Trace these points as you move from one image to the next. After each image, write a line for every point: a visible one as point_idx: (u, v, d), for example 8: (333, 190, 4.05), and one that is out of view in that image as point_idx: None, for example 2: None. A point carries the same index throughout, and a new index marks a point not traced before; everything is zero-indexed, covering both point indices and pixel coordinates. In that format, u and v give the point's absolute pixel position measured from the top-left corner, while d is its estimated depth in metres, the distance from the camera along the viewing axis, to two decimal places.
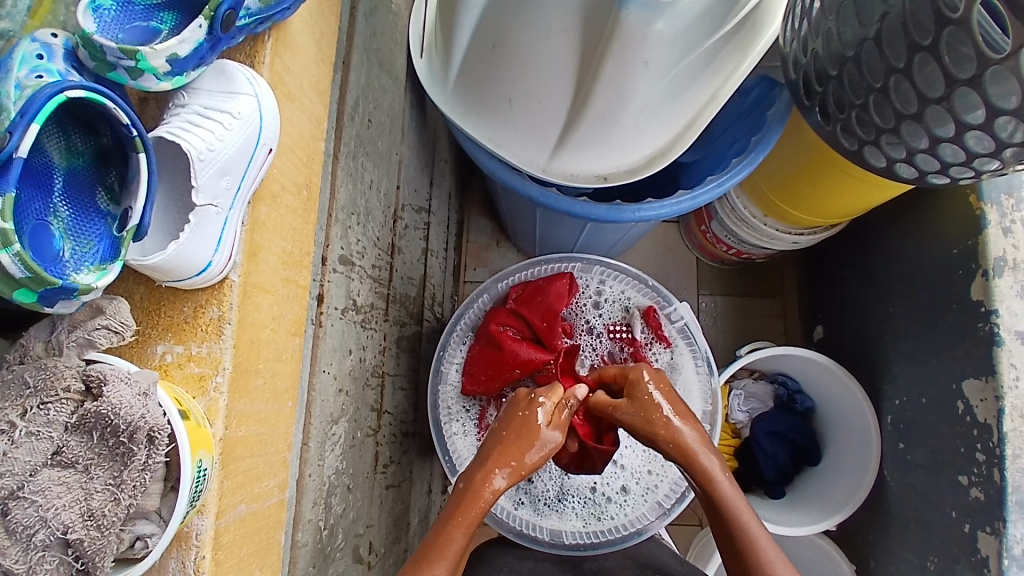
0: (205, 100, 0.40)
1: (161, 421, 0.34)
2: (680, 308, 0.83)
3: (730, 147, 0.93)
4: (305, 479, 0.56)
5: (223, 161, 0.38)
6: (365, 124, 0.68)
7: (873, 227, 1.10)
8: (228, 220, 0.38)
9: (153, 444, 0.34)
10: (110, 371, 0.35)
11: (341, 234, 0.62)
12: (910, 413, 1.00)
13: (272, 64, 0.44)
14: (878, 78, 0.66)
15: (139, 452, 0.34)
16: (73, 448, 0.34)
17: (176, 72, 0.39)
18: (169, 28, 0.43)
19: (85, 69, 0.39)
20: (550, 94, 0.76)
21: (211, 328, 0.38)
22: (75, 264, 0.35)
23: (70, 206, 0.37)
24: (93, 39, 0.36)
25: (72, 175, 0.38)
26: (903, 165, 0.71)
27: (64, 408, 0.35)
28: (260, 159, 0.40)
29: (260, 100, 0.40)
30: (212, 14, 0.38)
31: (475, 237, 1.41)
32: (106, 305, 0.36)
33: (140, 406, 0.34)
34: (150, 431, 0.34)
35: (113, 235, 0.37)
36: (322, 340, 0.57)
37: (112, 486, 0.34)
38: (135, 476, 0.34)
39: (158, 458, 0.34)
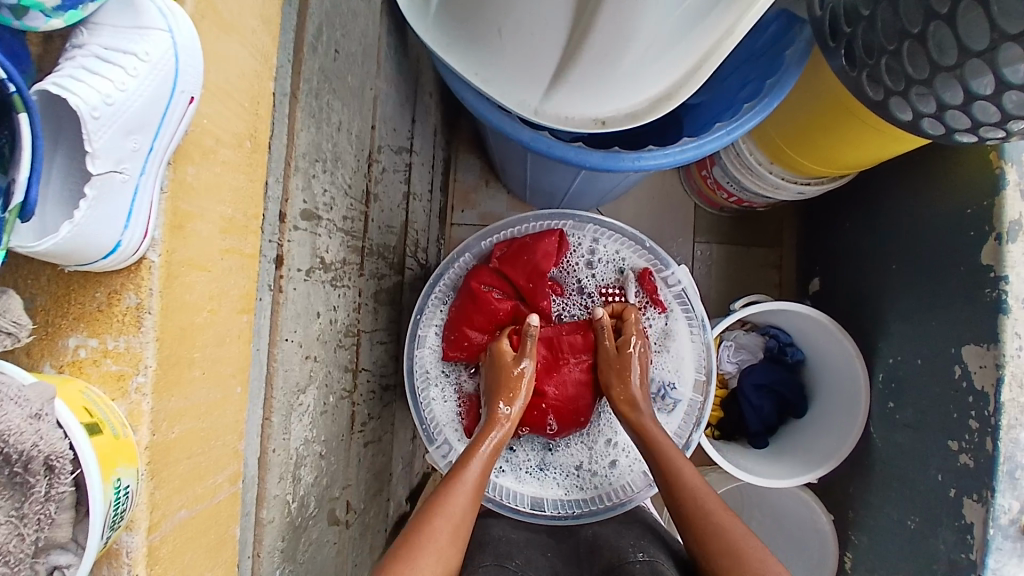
0: (107, 40, 0.32)
1: (61, 446, 0.29)
2: (677, 271, 0.78)
3: (739, 89, 0.84)
4: (269, 455, 0.52)
5: (126, 118, 0.30)
6: (332, 55, 0.60)
7: (883, 178, 1.03)
8: (140, 189, 0.31)
9: (54, 474, 0.29)
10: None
11: (304, 185, 0.55)
12: (903, 373, 0.98)
13: None
14: (916, 23, 0.58)
15: (37, 484, 0.28)
16: None
17: (69, 3, 0.31)
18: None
19: None
20: (545, 26, 0.66)
21: (129, 319, 0.32)
22: None
23: None
24: None
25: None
26: (928, 121, 0.63)
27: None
28: (178, 111, 0.32)
29: (174, 36, 0.32)
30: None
31: (463, 177, 1.33)
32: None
33: (32, 431, 0.28)
34: (48, 459, 0.28)
35: None
36: (281, 308, 0.52)
37: (13, 517, 0.28)
38: (38, 510, 0.28)
39: (63, 486, 0.29)
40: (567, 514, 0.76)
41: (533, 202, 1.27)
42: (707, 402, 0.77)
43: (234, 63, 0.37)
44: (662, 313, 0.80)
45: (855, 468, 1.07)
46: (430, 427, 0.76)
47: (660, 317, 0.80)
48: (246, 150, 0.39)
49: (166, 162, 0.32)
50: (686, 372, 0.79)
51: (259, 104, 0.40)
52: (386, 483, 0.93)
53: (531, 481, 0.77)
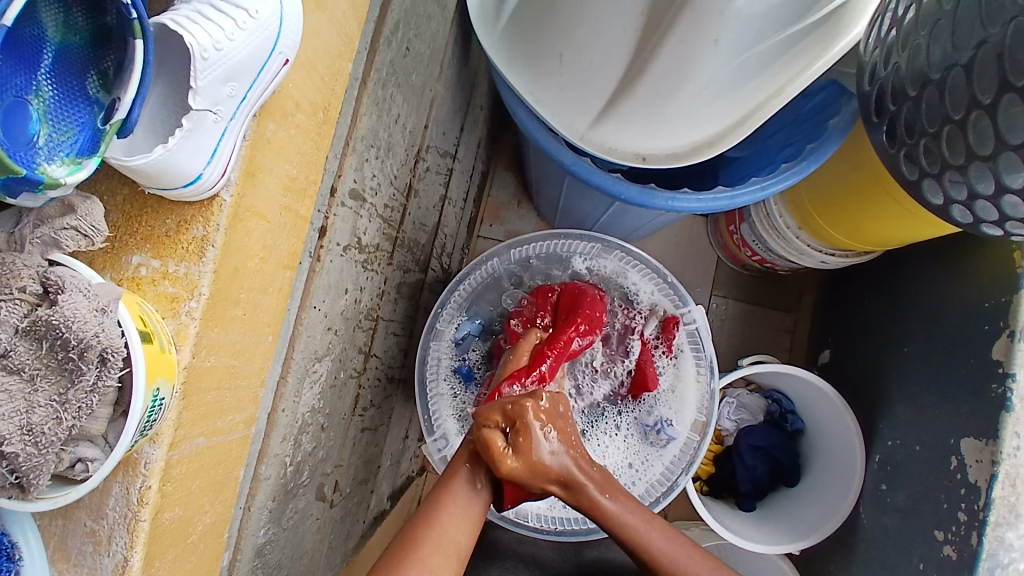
0: None
1: (117, 342, 0.31)
2: (695, 311, 0.79)
3: (781, 149, 0.87)
4: (277, 413, 0.53)
5: (229, 65, 0.32)
6: (402, 51, 0.63)
7: (906, 261, 1.05)
8: (229, 131, 0.33)
9: (106, 366, 0.31)
10: (71, 278, 0.31)
11: (356, 165, 0.58)
12: (902, 456, 0.98)
13: None
14: (958, 111, 0.61)
15: (88, 372, 0.30)
16: (21, 354, 0.30)
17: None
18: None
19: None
20: (608, 55, 0.70)
21: (193, 248, 0.34)
22: (48, 153, 0.31)
23: (54, 86, 0.32)
24: None
25: (63, 51, 0.32)
26: (959, 208, 0.66)
27: (15, 309, 0.30)
28: (273, 70, 0.34)
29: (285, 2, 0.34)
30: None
31: (497, 193, 1.37)
32: (77, 204, 0.32)
33: (95, 323, 0.30)
34: (103, 351, 0.30)
35: (95, 127, 0.33)
36: (316, 275, 0.54)
37: (55, 403, 0.30)
38: (81, 398, 0.30)
39: (109, 381, 0.31)
40: (547, 528, 0.75)
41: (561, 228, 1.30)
42: (704, 443, 0.78)
43: (324, 40, 0.41)
44: (672, 354, 0.81)
45: (840, 544, 1.06)
46: (431, 418, 0.78)
47: (671, 357, 0.81)
48: (319, 120, 0.42)
49: (252, 114, 0.35)
50: (688, 412, 0.79)
51: (335, 81, 0.44)
52: (373, 473, 0.93)
53: None
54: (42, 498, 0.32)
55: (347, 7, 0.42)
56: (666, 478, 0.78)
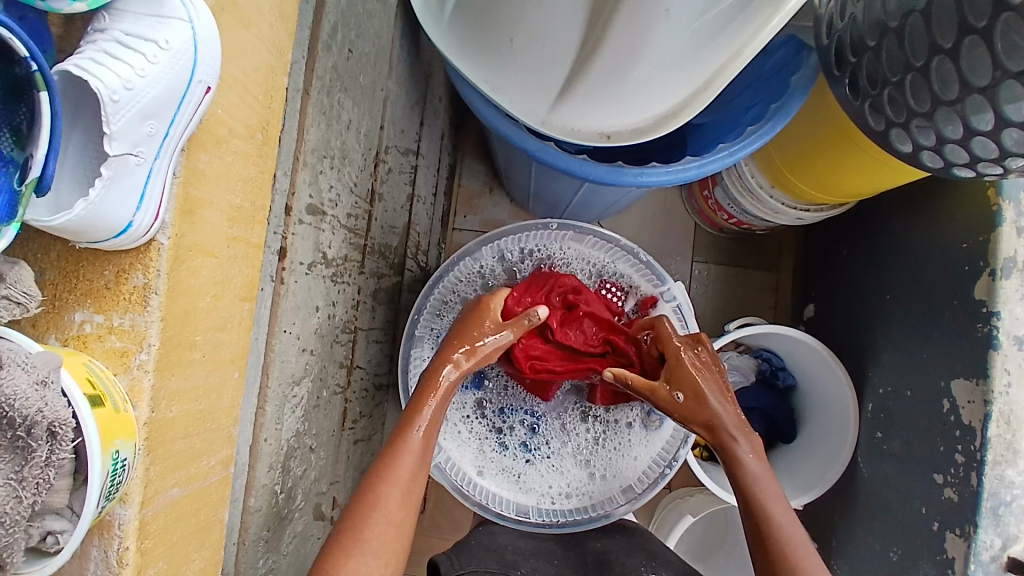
0: (128, 24, 0.31)
1: (65, 414, 0.29)
2: (673, 287, 0.79)
3: (745, 111, 0.86)
4: (260, 444, 0.52)
5: (143, 103, 0.30)
6: (346, 54, 0.61)
7: (879, 211, 1.06)
8: (155, 170, 0.31)
9: (56, 440, 0.29)
10: (4, 349, 0.29)
11: (310, 179, 0.56)
12: (895, 404, 0.99)
13: None
14: (920, 57, 0.59)
15: (39, 448, 0.29)
16: None
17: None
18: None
19: None
20: (558, 35, 0.68)
21: (136, 297, 0.32)
22: None
23: None
24: None
25: None
26: (929, 153, 0.65)
27: None
28: (195, 99, 0.32)
29: (196, 27, 0.32)
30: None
31: (467, 182, 1.34)
32: (4, 271, 0.30)
33: (38, 398, 0.28)
34: (51, 425, 0.29)
35: (11, 190, 0.30)
36: (282, 299, 0.53)
37: (13, 480, 0.29)
38: (38, 473, 0.29)
39: (62, 454, 0.30)
40: (551, 522, 0.74)
41: (537, 211, 1.28)
42: None
43: (252, 56, 0.38)
44: None
45: (841, 494, 1.08)
46: None
47: None
48: (258, 141, 0.40)
49: (180, 150, 0.32)
50: None
51: (272, 99, 0.41)
52: None
53: (520, 487, 0.76)
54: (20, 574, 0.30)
55: (272, 18, 0.40)
56: (664, 458, 0.77)
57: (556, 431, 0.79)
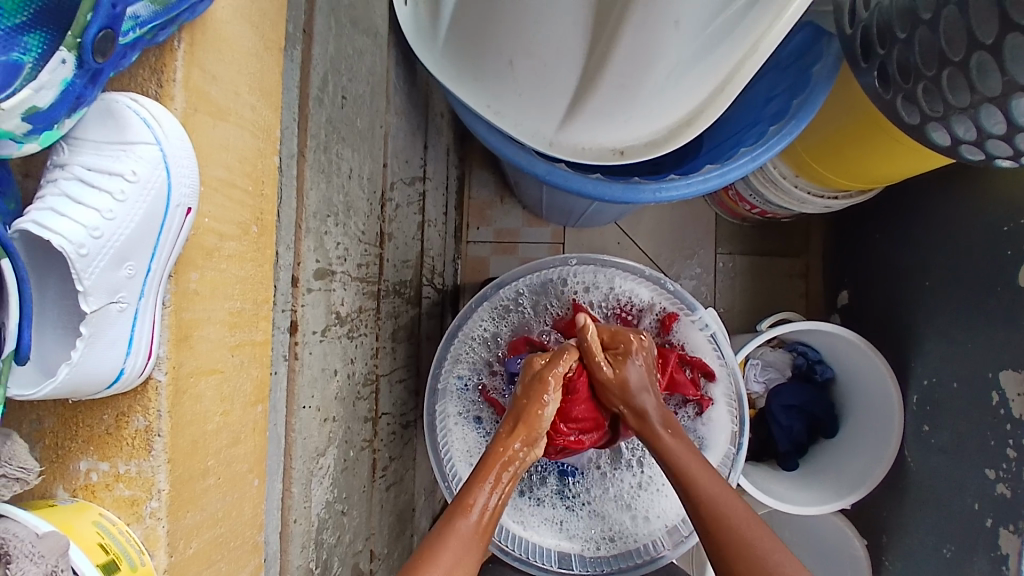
0: (90, 157, 0.35)
1: None
2: (705, 315, 0.74)
3: (765, 104, 0.80)
4: (291, 526, 0.51)
5: (116, 247, 0.33)
6: (340, 102, 0.58)
7: (913, 189, 0.99)
8: (140, 313, 0.33)
9: None
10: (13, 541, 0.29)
11: (315, 244, 0.53)
12: (940, 395, 0.93)
13: (188, 78, 0.35)
14: (957, 52, 0.54)
15: None
16: None
17: (41, 127, 0.32)
18: (34, 61, 0.30)
19: None
20: (559, 55, 0.64)
21: (139, 442, 0.33)
22: None
23: None
24: None
25: None
26: (968, 147, 0.59)
27: None
28: (176, 222, 0.34)
29: (163, 148, 0.33)
30: (77, 41, 0.30)
31: (477, 193, 1.31)
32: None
33: None
34: None
35: None
36: (297, 374, 0.50)
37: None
38: None
39: None
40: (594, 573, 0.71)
41: (552, 217, 1.24)
42: (741, 451, 0.72)
43: (234, 148, 0.39)
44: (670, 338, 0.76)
45: (890, 490, 1.02)
46: (452, 483, 0.71)
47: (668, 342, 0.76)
48: (253, 235, 0.41)
49: (169, 277, 0.34)
50: (719, 424, 0.73)
51: (262, 184, 0.42)
52: (409, 520, 0.92)
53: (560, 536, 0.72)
54: None
55: (253, 99, 0.40)
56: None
57: (596, 478, 0.74)
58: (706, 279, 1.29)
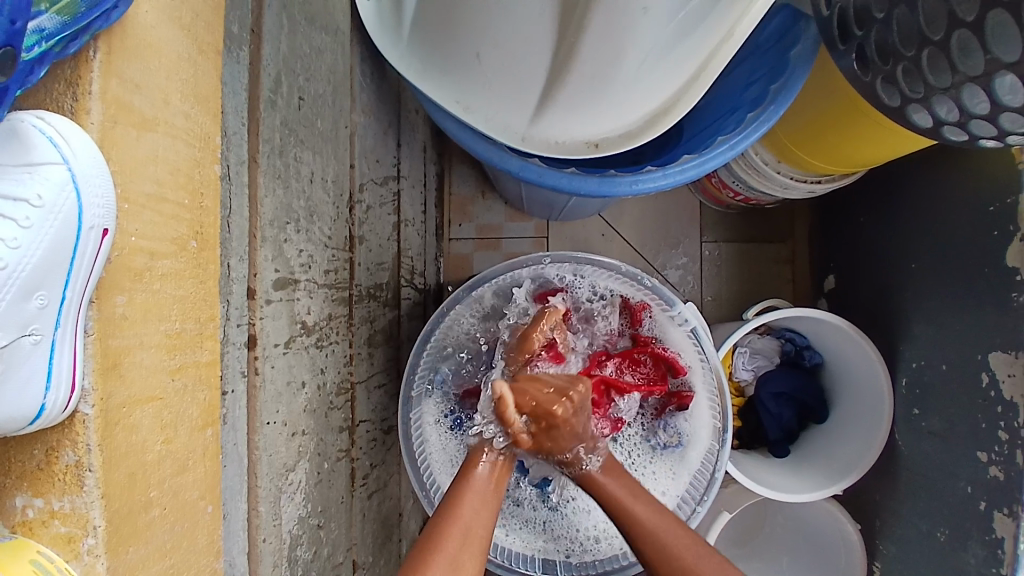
0: None
1: None
2: (685, 310, 0.72)
3: (743, 91, 0.78)
4: (260, 545, 0.49)
5: (22, 278, 0.32)
6: (297, 103, 0.55)
7: (897, 171, 0.98)
8: (56, 343, 0.31)
9: None
10: None
11: (274, 253, 0.51)
12: (929, 379, 0.93)
13: (106, 88, 0.32)
14: (938, 30, 0.52)
15: None
16: None
17: None
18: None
19: None
20: (527, 45, 0.61)
21: (69, 477, 0.32)
22: None
23: None
24: None
25: None
26: (950, 128, 0.57)
27: None
28: (88, 246, 0.32)
29: (69, 166, 0.31)
30: None
31: (457, 189, 1.28)
32: None
33: None
34: None
35: None
36: (259, 390, 0.48)
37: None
38: None
39: None
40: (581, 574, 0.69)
41: (534, 212, 1.22)
42: (725, 449, 0.71)
43: (164, 159, 0.36)
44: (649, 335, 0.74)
45: (880, 475, 1.02)
46: (431, 492, 0.69)
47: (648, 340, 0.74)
48: (191, 251, 0.38)
49: (90, 301, 0.32)
50: (701, 418, 0.72)
51: (202, 196, 0.40)
52: (394, 526, 0.91)
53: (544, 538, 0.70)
54: None
55: (187, 106, 0.38)
56: (693, 494, 0.70)
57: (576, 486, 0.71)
58: (692, 269, 1.28)
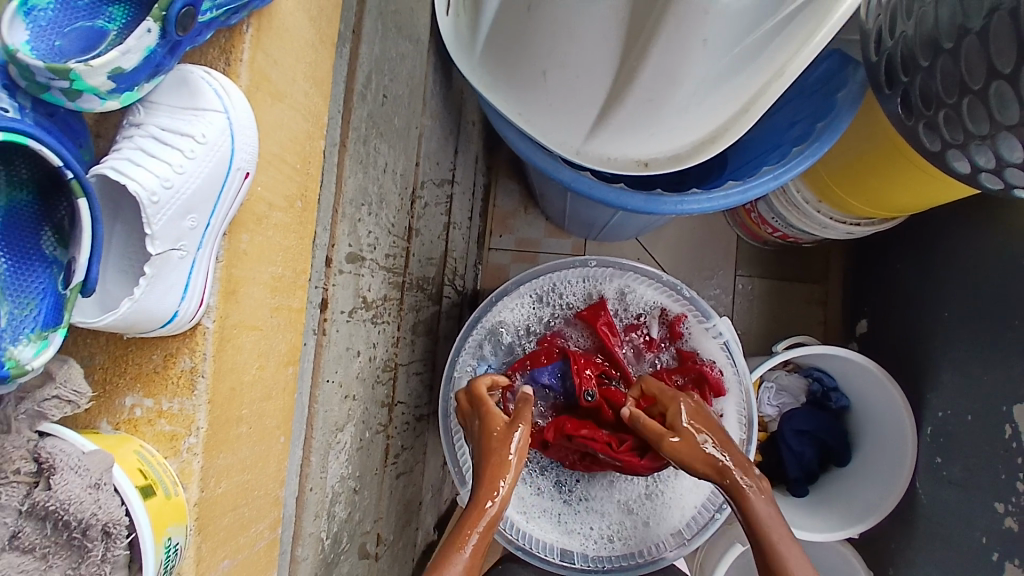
0: (164, 120, 0.37)
1: (116, 514, 0.32)
2: (719, 323, 0.75)
3: (789, 128, 0.82)
4: (306, 493, 0.53)
5: (183, 199, 0.36)
6: (380, 100, 0.61)
7: (936, 221, 1.00)
8: (196, 263, 0.36)
9: (110, 538, 0.32)
10: (61, 455, 0.32)
11: (349, 229, 0.56)
12: (953, 428, 0.93)
13: (252, 60, 0.38)
14: (977, 80, 0.55)
15: (95, 548, 0.32)
16: (29, 535, 0.32)
17: (123, 88, 0.34)
18: (117, 28, 0.35)
19: (19, 90, 0.32)
20: (590, 67, 0.67)
21: (183, 381, 0.36)
22: (12, 334, 0.31)
23: (8, 257, 0.32)
24: (19, 59, 0.30)
25: (12, 214, 0.32)
26: (988, 176, 0.60)
27: (15, 492, 0.32)
28: (234, 185, 0.38)
29: (231, 117, 0.37)
30: (162, 13, 0.32)
31: (502, 202, 1.34)
32: (55, 371, 0.34)
33: (91, 500, 0.32)
34: (104, 526, 0.32)
35: (58, 292, 0.33)
36: (324, 350, 0.53)
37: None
38: (93, 569, 0.32)
39: (116, 551, 0.32)
40: (595, 567, 0.72)
41: (574, 230, 1.27)
42: None
43: (288, 127, 0.42)
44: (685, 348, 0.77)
45: (898, 521, 1.01)
46: (462, 468, 0.73)
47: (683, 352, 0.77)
48: (298, 210, 0.44)
49: (223, 234, 0.38)
50: (727, 429, 0.75)
51: (310, 164, 0.46)
52: (414, 512, 0.94)
53: (563, 530, 0.73)
54: None
55: (304, 87, 0.44)
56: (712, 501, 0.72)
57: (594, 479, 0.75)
58: (725, 300, 1.30)
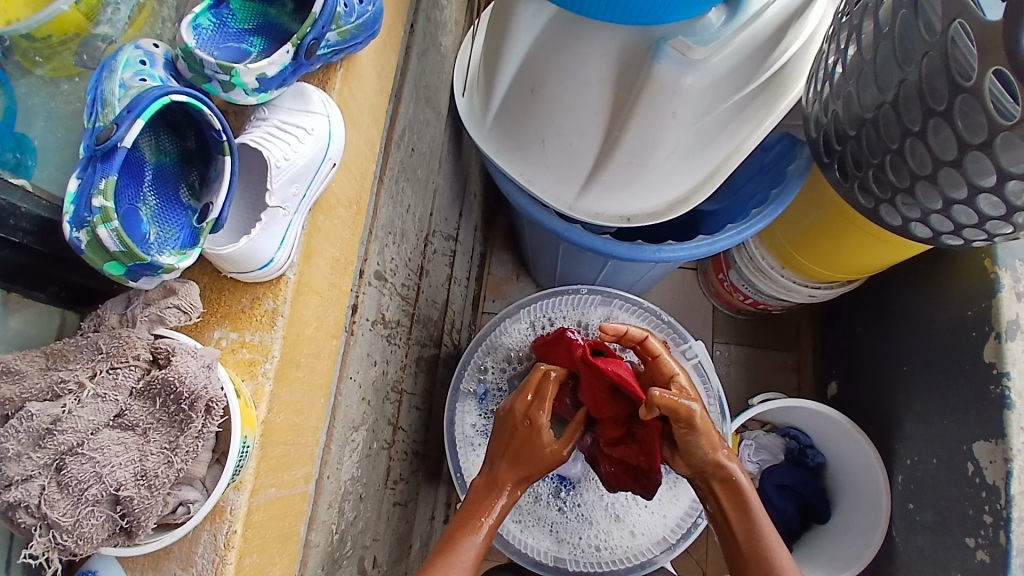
0: (284, 116, 0.49)
1: (219, 393, 0.40)
2: (694, 345, 0.84)
3: (752, 197, 0.96)
4: (324, 480, 0.58)
5: (294, 171, 0.47)
6: (409, 152, 0.74)
7: (886, 288, 1.12)
8: (292, 222, 0.47)
9: (210, 414, 0.40)
10: (178, 346, 0.41)
11: (378, 250, 0.66)
12: (923, 474, 0.99)
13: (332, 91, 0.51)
14: (895, 140, 0.68)
15: (196, 420, 0.39)
16: (135, 411, 0.39)
17: (262, 90, 0.46)
18: (257, 51, 0.49)
19: (181, 79, 0.46)
20: (582, 134, 0.80)
21: (265, 318, 0.46)
22: (159, 247, 0.41)
23: (157, 197, 0.43)
24: (196, 55, 0.43)
25: (161, 169, 0.44)
26: (917, 225, 0.73)
27: (132, 372, 0.40)
28: (324, 171, 0.49)
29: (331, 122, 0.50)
30: (298, 42, 0.45)
31: (496, 270, 1.45)
32: (178, 287, 0.44)
33: (204, 376, 0.40)
34: (208, 402, 0.40)
35: (192, 227, 0.43)
36: (352, 348, 0.61)
37: (167, 449, 0.39)
38: (189, 443, 0.39)
39: (211, 426, 0.40)
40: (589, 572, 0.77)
41: None
42: None
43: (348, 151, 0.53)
44: None
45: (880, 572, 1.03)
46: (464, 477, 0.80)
47: None
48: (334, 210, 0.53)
49: (305, 209, 0.49)
50: None
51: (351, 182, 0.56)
52: (405, 552, 0.94)
53: (555, 538, 0.78)
54: (150, 541, 0.41)
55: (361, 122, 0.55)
56: (693, 509, 0.79)
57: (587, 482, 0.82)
58: None
